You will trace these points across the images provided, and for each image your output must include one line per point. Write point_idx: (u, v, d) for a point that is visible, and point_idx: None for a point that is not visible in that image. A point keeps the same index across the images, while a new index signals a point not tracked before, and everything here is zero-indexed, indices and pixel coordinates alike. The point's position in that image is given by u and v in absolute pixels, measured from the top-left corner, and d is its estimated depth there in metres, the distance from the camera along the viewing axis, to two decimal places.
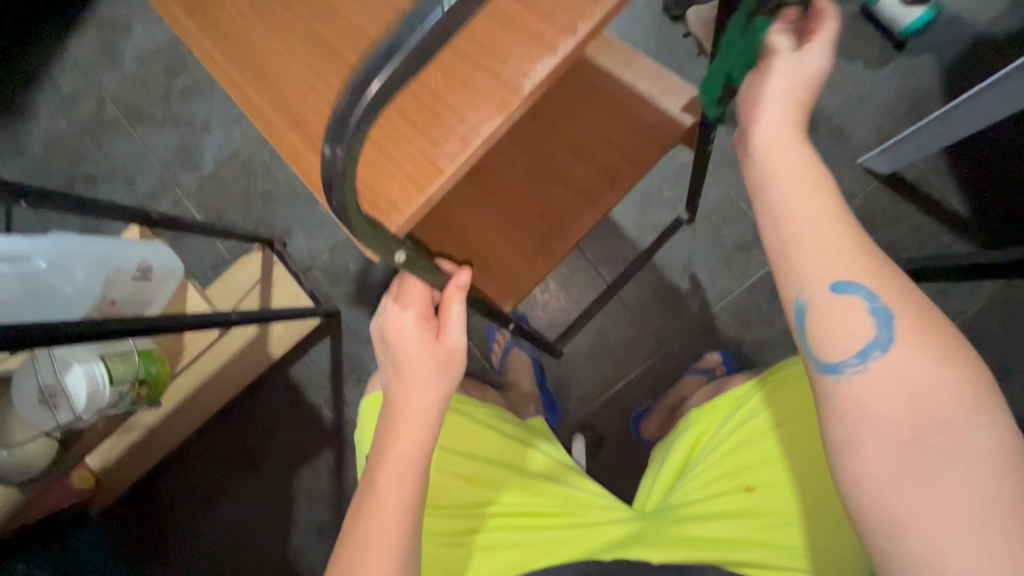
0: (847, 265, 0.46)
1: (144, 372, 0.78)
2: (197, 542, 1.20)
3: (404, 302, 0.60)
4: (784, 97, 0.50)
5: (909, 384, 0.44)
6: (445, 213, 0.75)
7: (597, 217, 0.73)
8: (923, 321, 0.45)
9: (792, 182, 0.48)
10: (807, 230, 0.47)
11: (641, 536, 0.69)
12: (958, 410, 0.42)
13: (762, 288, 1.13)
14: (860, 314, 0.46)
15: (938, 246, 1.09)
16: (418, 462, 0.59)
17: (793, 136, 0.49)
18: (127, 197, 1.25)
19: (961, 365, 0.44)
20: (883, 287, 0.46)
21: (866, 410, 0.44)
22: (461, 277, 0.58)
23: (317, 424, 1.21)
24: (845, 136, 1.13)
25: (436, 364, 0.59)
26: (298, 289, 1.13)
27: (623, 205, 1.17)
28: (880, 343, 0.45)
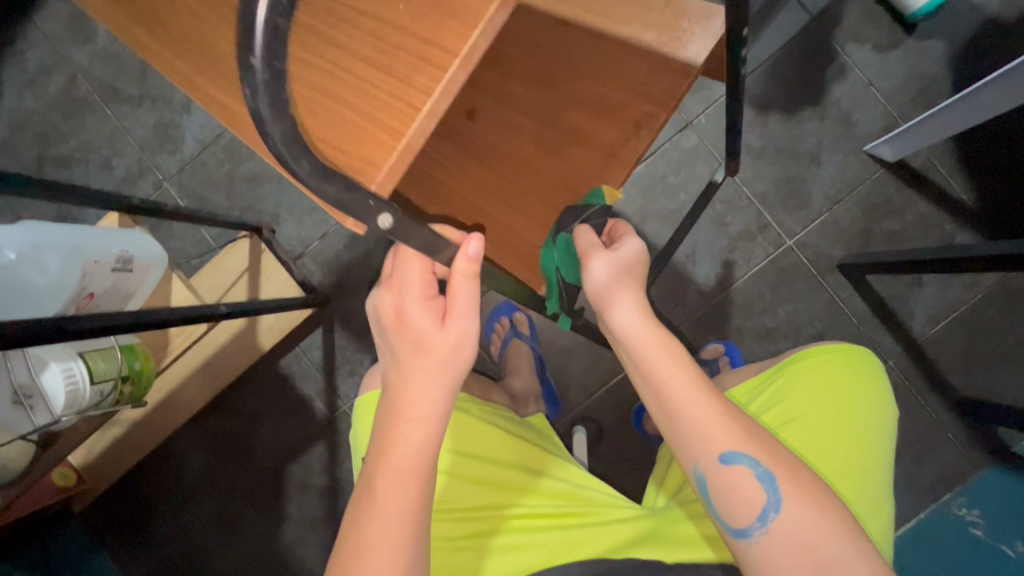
0: (729, 438, 0.55)
1: (128, 368, 0.74)
2: (185, 539, 1.16)
3: (404, 282, 0.55)
4: (626, 283, 0.60)
5: (805, 536, 0.52)
6: (452, 195, 0.71)
7: (625, 169, 0.70)
8: (795, 471, 0.55)
9: (654, 366, 0.57)
10: (683, 413, 0.56)
11: (657, 534, 0.67)
12: (842, 547, 0.51)
13: (765, 277, 1.12)
14: (748, 479, 0.54)
15: (940, 236, 1.08)
16: (424, 461, 0.55)
17: (645, 321, 0.59)
18: (103, 181, 1.19)
19: (832, 507, 0.54)
20: (760, 451, 0.55)
21: (775, 563, 0.52)
22: (472, 246, 0.50)
23: (311, 418, 1.18)
24: (852, 122, 1.11)
25: (445, 350, 0.54)
26: (287, 279, 1.09)
27: (625, 192, 1.13)
28: (773, 503, 0.54)
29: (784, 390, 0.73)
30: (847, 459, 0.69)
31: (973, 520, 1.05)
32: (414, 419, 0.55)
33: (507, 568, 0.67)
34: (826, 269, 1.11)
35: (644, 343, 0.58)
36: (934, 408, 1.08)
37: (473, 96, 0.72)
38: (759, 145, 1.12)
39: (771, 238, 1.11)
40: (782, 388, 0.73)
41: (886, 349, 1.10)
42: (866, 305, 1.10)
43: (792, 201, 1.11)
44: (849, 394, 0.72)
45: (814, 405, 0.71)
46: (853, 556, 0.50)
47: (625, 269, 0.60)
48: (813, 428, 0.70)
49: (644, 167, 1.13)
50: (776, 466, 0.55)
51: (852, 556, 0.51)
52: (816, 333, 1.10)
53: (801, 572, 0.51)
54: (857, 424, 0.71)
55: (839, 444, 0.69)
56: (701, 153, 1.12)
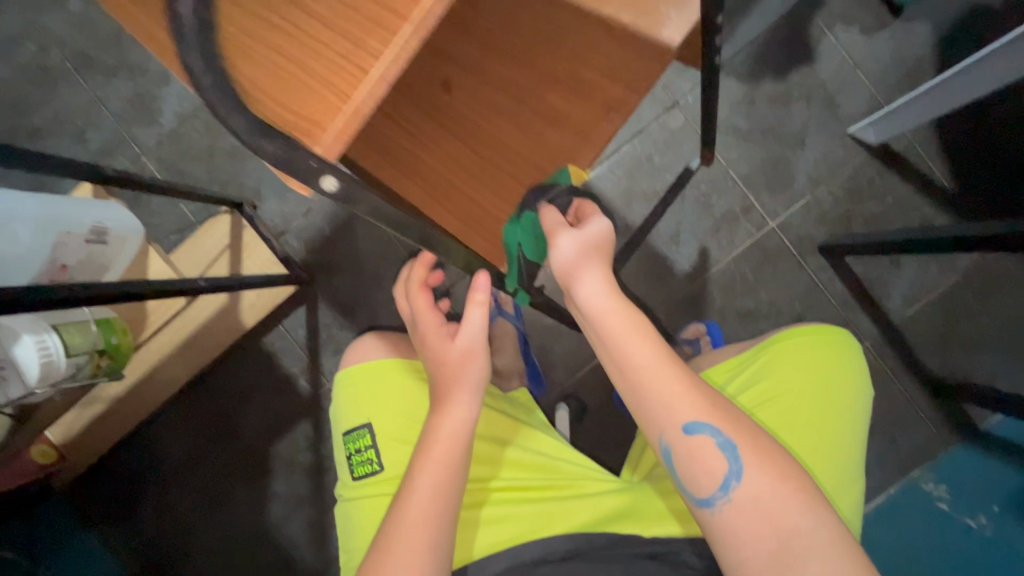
0: (692, 411, 0.56)
1: (106, 342, 0.73)
2: (169, 512, 1.17)
3: (432, 312, 0.64)
4: (589, 257, 0.59)
5: (763, 503, 0.54)
6: (421, 166, 0.69)
7: (594, 153, 0.71)
8: (755, 440, 0.56)
9: (621, 339, 0.57)
10: (648, 385, 0.57)
11: (633, 509, 0.68)
12: (798, 512, 0.53)
13: (748, 258, 1.13)
14: (711, 450, 0.56)
15: (919, 219, 1.10)
16: (452, 453, 0.60)
17: (611, 296, 0.58)
18: (79, 154, 1.16)
19: (789, 473, 0.55)
20: (722, 422, 0.56)
21: (735, 529, 0.54)
22: (483, 279, 0.58)
23: (294, 396, 1.17)
24: (838, 104, 1.11)
25: (458, 365, 0.61)
26: (270, 256, 1.08)
27: (611, 171, 1.13)
28: (734, 473, 0.55)
29: (765, 369, 0.74)
30: (823, 436, 0.71)
31: (939, 495, 1.06)
32: (444, 421, 0.60)
33: (491, 541, 0.66)
34: (808, 251, 1.12)
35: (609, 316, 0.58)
36: (907, 387, 1.11)
37: (448, 67, 0.70)
38: (746, 126, 1.12)
39: (755, 220, 1.12)
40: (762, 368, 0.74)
41: (862, 330, 1.12)
42: (845, 286, 1.12)
43: (776, 183, 1.12)
44: (828, 374, 0.74)
45: (795, 383, 0.73)
46: (805, 519, 0.53)
47: (590, 244, 0.59)
48: (793, 406, 0.71)
49: (631, 146, 1.13)
50: (737, 435, 0.56)
51: (807, 520, 0.53)
52: (796, 314, 1.12)
53: (758, 536, 0.53)
54: (835, 403, 0.72)
55: (816, 424, 0.71)
56: (687, 133, 1.12)
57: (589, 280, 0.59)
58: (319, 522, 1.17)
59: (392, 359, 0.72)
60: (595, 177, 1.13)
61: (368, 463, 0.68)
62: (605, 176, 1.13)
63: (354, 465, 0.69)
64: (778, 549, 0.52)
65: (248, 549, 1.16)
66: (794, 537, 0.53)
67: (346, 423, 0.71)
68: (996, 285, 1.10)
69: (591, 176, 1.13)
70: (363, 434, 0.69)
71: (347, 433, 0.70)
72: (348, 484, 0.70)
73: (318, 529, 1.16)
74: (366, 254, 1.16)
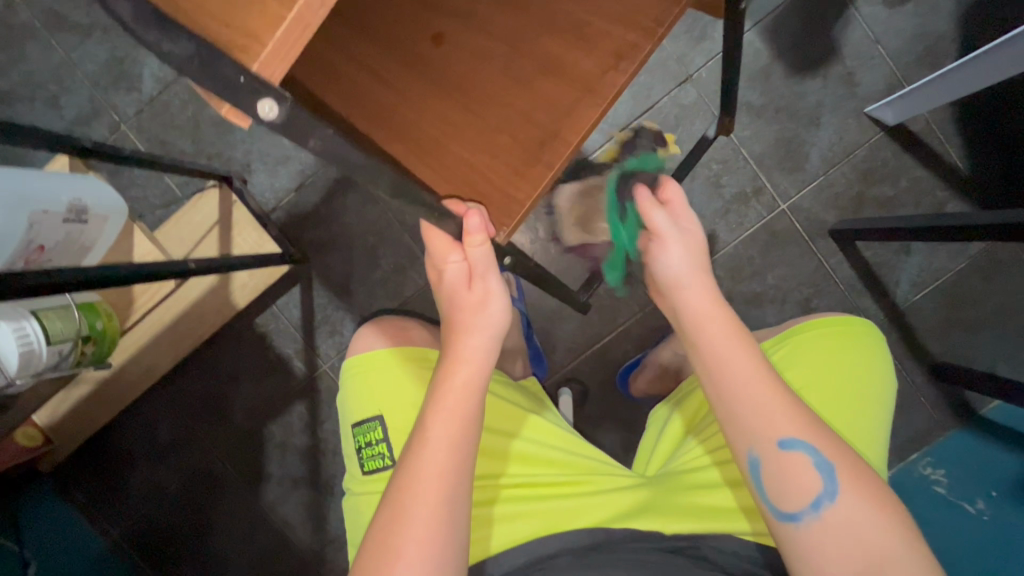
0: (790, 425, 0.56)
1: (89, 328, 0.69)
2: (163, 493, 1.14)
3: (438, 256, 0.56)
4: (694, 260, 0.62)
5: (858, 526, 0.52)
6: (404, 123, 0.61)
7: (603, 103, 0.60)
8: (849, 458, 0.55)
9: (724, 347, 0.58)
10: (745, 394, 0.57)
11: (653, 504, 0.66)
12: (887, 534, 0.51)
13: (756, 241, 1.10)
14: (806, 468, 0.55)
15: (933, 203, 1.07)
16: (469, 404, 0.55)
17: (713, 302, 0.61)
18: (53, 121, 1.08)
19: (882, 497, 0.54)
20: (818, 438, 0.55)
21: (825, 552, 0.52)
22: (471, 220, 0.50)
23: (289, 378, 1.14)
24: (855, 82, 1.07)
25: (472, 310, 0.57)
26: (262, 233, 1.02)
27: (620, 149, 1.08)
28: (828, 493, 0.54)
29: (786, 361, 0.74)
30: (847, 424, 0.69)
31: (937, 479, 1.07)
32: (457, 367, 0.56)
33: (506, 539, 0.65)
34: (817, 235, 1.10)
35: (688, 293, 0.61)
36: (909, 372, 1.11)
37: (439, 20, 0.64)
38: (761, 103, 1.08)
39: (765, 201, 1.09)
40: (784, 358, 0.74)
41: (869, 316, 1.10)
42: (853, 271, 1.10)
43: (789, 163, 1.09)
44: (852, 367, 0.73)
45: (816, 374, 0.72)
46: (900, 547, 0.51)
47: (687, 237, 0.62)
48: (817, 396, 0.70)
49: (641, 123, 1.08)
50: (835, 455, 0.55)
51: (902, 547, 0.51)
52: (803, 299, 1.10)
53: (849, 559, 0.51)
54: (859, 391, 0.71)
55: (840, 417, 0.69)
56: (700, 109, 1.08)
57: (692, 283, 0.61)
58: (316, 504, 1.15)
59: (393, 349, 0.69)
60: (603, 155, 1.09)
61: (379, 457, 0.65)
62: (613, 153, 1.09)
63: (364, 459, 0.66)
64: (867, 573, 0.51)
65: (245, 530, 1.15)
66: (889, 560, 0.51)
67: (355, 415, 0.68)
68: (1005, 271, 1.08)
69: (599, 153, 1.08)
70: (373, 427, 0.66)
71: (357, 425, 0.67)
72: (357, 478, 0.67)
73: (315, 510, 1.15)
74: (363, 232, 1.12)
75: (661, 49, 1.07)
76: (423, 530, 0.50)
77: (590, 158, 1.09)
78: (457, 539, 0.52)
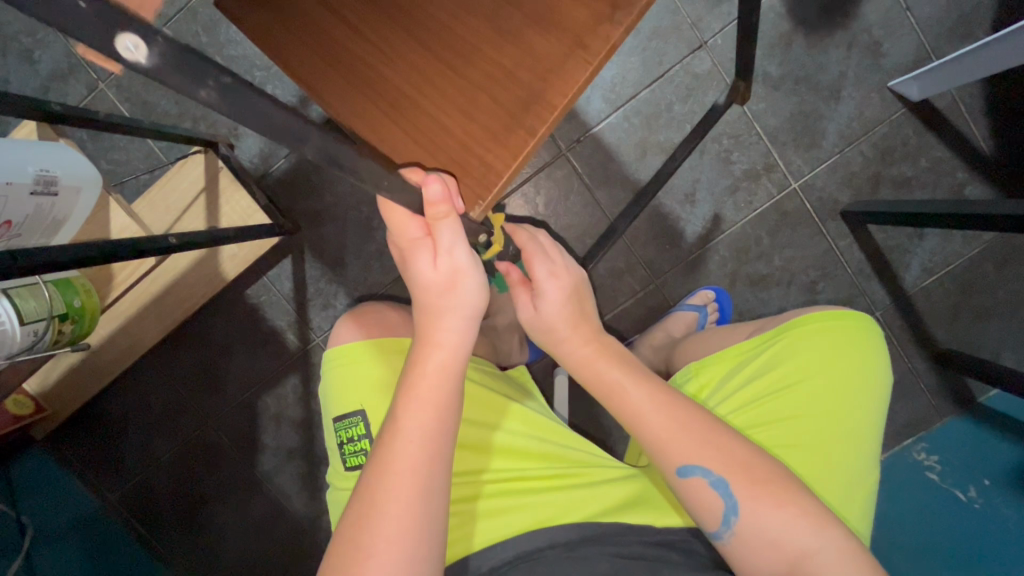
0: (678, 456, 0.60)
1: (65, 305, 0.66)
2: (152, 462, 1.13)
3: (398, 232, 0.51)
4: (554, 306, 0.64)
5: (768, 533, 0.56)
6: (380, 82, 0.57)
7: (593, 63, 0.54)
8: (748, 473, 0.58)
9: (614, 382, 0.64)
10: (648, 425, 0.61)
11: (642, 496, 0.67)
12: (803, 533, 0.56)
13: (765, 221, 1.05)
14: (705, 490, 0.59)
15: (952, 184, 1.02)
16: (443, 388, 0.54)
17: (580, 340, 0.65)
18: (25, 77, 1.02)
19: (787, 498, 0.57)
20: (714, 460, 0.59)
21: (749, 560, 0.57)
22: (432, 187, 0.46)
23: (282, 350, 1.13)
24: (881, 52, 1.01)
25: (443, 288, 0.52)
26: (250, 203, 0.98)
27: (626, 120, 1.03)
28: (731, 508, 0.58)
29: (782, 356, 0.71)
30: (844, 417, 0.68)
31: (931, 465, 1.06)
32: (431, 352, 0.54)
33: (501, 530, 0.63)
34: (828, 216, 1.05)
35: (570, 346, 0.66)
36: (911, 358, 1.09)
37: None
38: (778, 74, 1.02)
39: (777, 179, 1.04)
40: (784, 349, 0.72)
41: (876, 301, 1.07)
42: (863, 255, 1.06)
43: (804, 140, 1.03)
44: (850, 362, 0.71)
45: (816, 369, 0.70)
46: (812, 540, 0.55)
47: (558, 278, 0.64)
48: (814, 388, 0.69)
49: (650, 92, 1.02)
50: (730, 472, 0.59)
51: (817, 533, 0.56)
52: (809, 282, 1.06)
53: (770, 555, 0.56)
54: (859, 384, 0.69)
55: (837, 412, 0.68)
56: (714, 78, 1.02)
57: (560, 326, 0.65)
58: (310, 475, 1.15)
59: (373, 342, 0.67)
60: (608, 126, 1.03)
61: (362, 454, 0.64)
62: (619, 125, 1.03)
63: (347, 456, 0.65)
64: (790, 569, 0.55)
65: (236, 501, 1.14)
66: (811, 552, 0.55)
67: (337, 410, 0.66)
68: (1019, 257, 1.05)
69: (604, 124, 1.03)
70: (356, 422, 0.64)
71: (339, 420, 0.66)
72: (340, 474, 0.66)
73: (309, 481, 1.15)
74: (356, 202, 1.08)
75: (675, 12, 1.01)
76: (397, 525, 0.49)
77: (595, 129, 1.03)
78: (432, 531, 0.51)
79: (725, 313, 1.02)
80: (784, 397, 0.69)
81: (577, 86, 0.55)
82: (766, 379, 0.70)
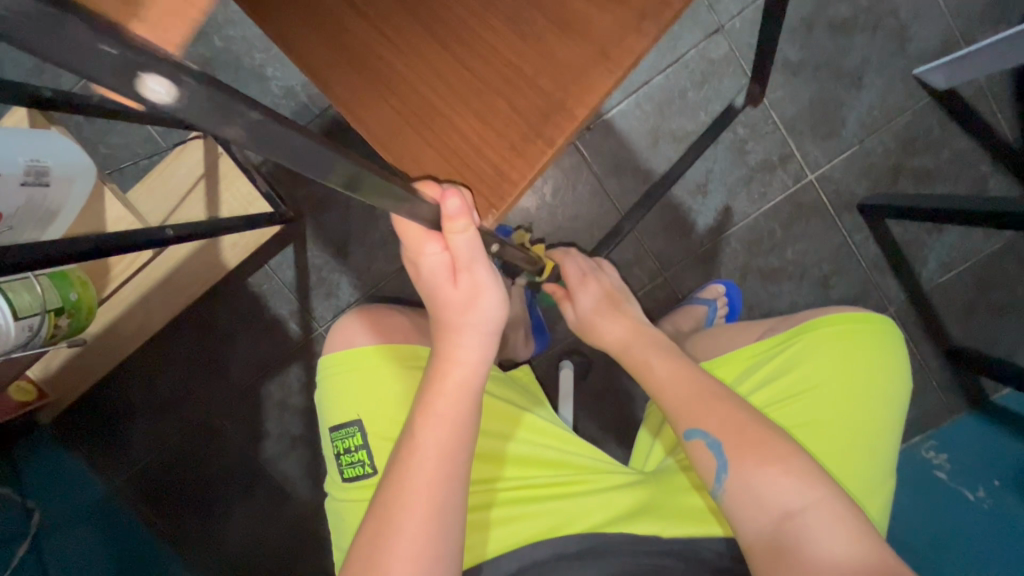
0: (685, 419, 0.61)
1: (61, 300, 0.65)
2: (159, 448, 1.13)
3: (413, 247, 0.48)
4: (593, 305, 0.74)
5: (758, 490, 0.55)
6: (394, 80, 0.54)
7: (615, 73, 0.52)
8: (743, 432, 0.58)
9: (641, 356, 0.69)
10: (663, 392, 0.64)
11: (654, 503, 0.66)
12: (793, 492, 0.54)
13: (779, 213, 1.02)
14: (701, 450, 0.59)
15: (975, 176, 0.99)
16: (461, 405, 0.53)
17: (615, 328, 0.72)
18: (20, 58, 0.99)
19: (783, 456, 0.56)
20: (710, 421, 0.59)
21: (738, 517, 0.55)
22: (450, 203, 0.43)
23: (284, 339, 1.12)
24: (907, 37, 0.97)
25: (463, 305, 0.50)
26: (251, 190, 0.95)
27: (638, 106, 0.99)
28: (722, 466, 0.58)
29: (794, 360, 0.70)
30: (859, 422, 0.66)
31: (940, 462, 1.05)
32: (450, 369, 0.52)
33: (511, 539, 0.64)
34: (845, 208, 1.02)
35: (610, 335, 0.72)
36: (924, 355, 1.06)
37: None
38: (799, 59, 0.98)
39: (792, 170, 1.01)
40: (797, 352, 0.70)
41: (890, 297, 1.04)
42: (880, 249, 1.03)
43: (823, 129, 0.99)
44: (865, 366, 0.68)
45: (830, 373, 0.68)
46: (797, 499, 0.53)
47: (593, 286, 0.75)
48: (828, 392, 0.67)
49: (664, 78, 0.98)
50: (726, 432, 0.58)
51: (804, 495, 0.53)
52: (823, 277, 1.03)
53: (756, 514, 0.54)
54: (873, 388, 0.68)
55: (849, 416, 0.66)
56: (730, 64, 0.98)
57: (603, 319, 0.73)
58: (314, 462, 1.15)
59: (375, 347, 0.66)
60: (619, 113, 0.99)
61: (359, 465, 0.63)
62: (631, 111, 0.99)
63: (344, 466, 0.64)
64: (774, 527, 0.53)
65: (243, 489, 1.14)
66: (795, 510, 0.53)
67: (335, 419, 0.66)
68: None
69: (616, 111, 0.99)
70: (353, 433, 0.64)
71: (336, 430, 0.65)
72: (338, 484, 0.66)
73: (313, 468, 1.15)
74: None
75: None
76: (412, 546, 0.49)
77: (605, 116, 0.99)
78: (448, 547, 0.51)
79: (735, 307, 1.00)
80: (799, 400, 0.67)
81: (599, 97, 0.52)
82: (781, 382, 0.68)
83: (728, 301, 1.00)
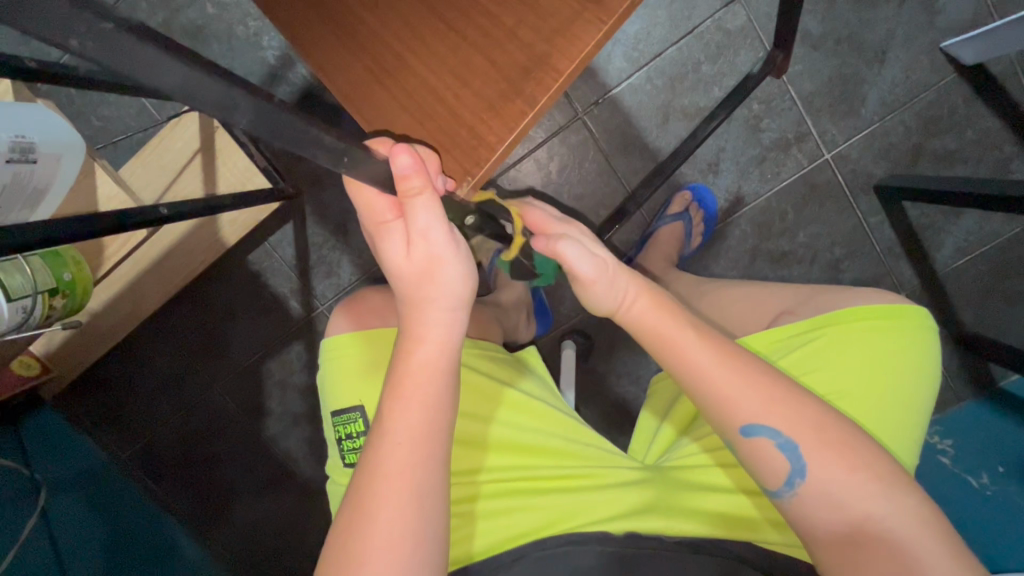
0: (750, 415, 0.53)
1: (54, 280, 0.65)
2: (161, 423, 1.14)
3: (367, 210, 0.47)
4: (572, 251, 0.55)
5: (834, 495, 0.51)
6: (371, 39, 0.53)
7: (603, 23, 0.48)
8: (819, 432, 0.52)
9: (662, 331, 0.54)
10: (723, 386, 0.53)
11: (658, 502, 0.65)
12: (868, 498, 0.51)
13: (792, 193, 0.99)
14: (771, 451, 0.53)
15: (999, 158, 0.96)
16: (433, 384, 0.50)
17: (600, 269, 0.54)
18: None
19: (830, 425, 0.53)
20: (780, 421, 0.53)
21: (813, 517, 0.52)
22: (398, 160, 0.42)
23: (285, 317, 1.11)
24: (936, 9, 0.92)
25: (422, 275, 0.48)
26: (248, 165, 0.93)
27: (649, 81, 0.95)
28: (797, 471, 0.52)
29: (822, 353, 0.67)
30: (887, 404, 0.65)
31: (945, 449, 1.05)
32: (415, 348, 0.50)
33: (504, 534, 0.64)
34: (861, 190, 0.98)
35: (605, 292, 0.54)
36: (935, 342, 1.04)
37: None
38: (819, 32, 0.94)
39: (808, 149, 0.97)
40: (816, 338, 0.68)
41: (902, 282, 1.01)
42: (895, 234, 0.99)
43: (842, 106, 0.96)
44: (896, 365, 0.67)
45: (852, 361, 0.67)
46: (867, 508, 0.51)
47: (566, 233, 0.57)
48: (852, 378, 0.66)
49: (677, 50, 0.94)
50: (802, 435, 0.52)
51: (847, 479, 0.51)
52: (834, 261, 1.00)
53: (828, 518, 0.52)
54: (894, 369, 0.67)
55: (869, 408, 0.65)
56: (746, 37, 0.94)
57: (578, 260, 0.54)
58: (317, 438, 1.16)
59: (384, 331, 0.66)
60: (629, 88, 0.95)
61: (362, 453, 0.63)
62: (641, 86, 0.95)
63: (346, 453, 0.64)
64: (851, 532, 0.51)
65: (243, 466, 1.15)
66: (843, 501, 0.51)
67: (337, 404, 0.65)
68: None
69: (625, 86, 0.95)
70: (356, 419, 0.64)
71: (338, 415, 0.65)
72: (339, 468, 0.66)
73: (316, 444, 1.16)
74: None
75: None
76: (388, 532, 0.47)
77: (613, 91, 0.95)
78: (429, 530, 0.49)
79: (709, 208, 0.97)
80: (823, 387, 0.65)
81: (589, 50, 0.48)
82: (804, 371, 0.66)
83: (701, 205, 0.97)
